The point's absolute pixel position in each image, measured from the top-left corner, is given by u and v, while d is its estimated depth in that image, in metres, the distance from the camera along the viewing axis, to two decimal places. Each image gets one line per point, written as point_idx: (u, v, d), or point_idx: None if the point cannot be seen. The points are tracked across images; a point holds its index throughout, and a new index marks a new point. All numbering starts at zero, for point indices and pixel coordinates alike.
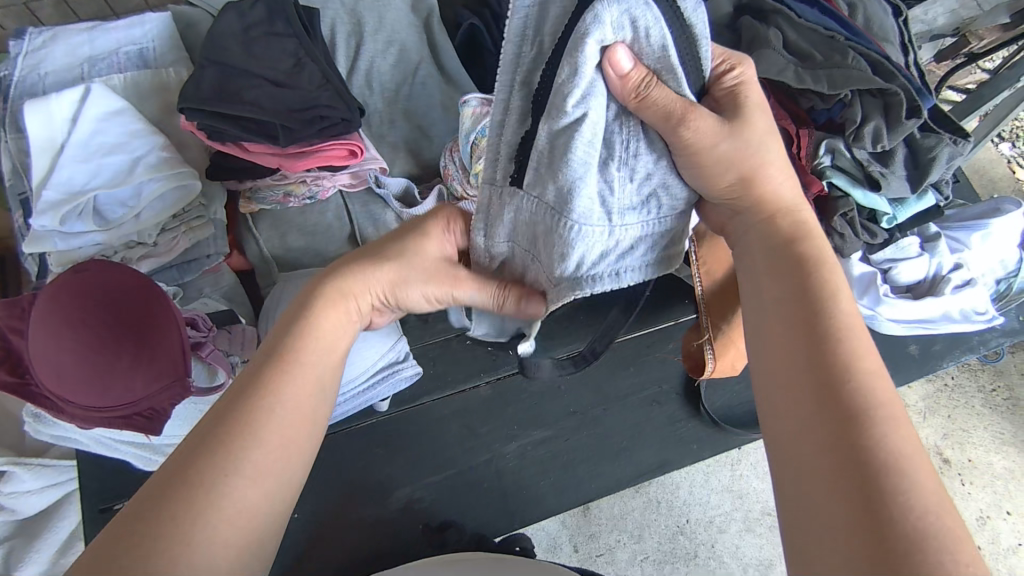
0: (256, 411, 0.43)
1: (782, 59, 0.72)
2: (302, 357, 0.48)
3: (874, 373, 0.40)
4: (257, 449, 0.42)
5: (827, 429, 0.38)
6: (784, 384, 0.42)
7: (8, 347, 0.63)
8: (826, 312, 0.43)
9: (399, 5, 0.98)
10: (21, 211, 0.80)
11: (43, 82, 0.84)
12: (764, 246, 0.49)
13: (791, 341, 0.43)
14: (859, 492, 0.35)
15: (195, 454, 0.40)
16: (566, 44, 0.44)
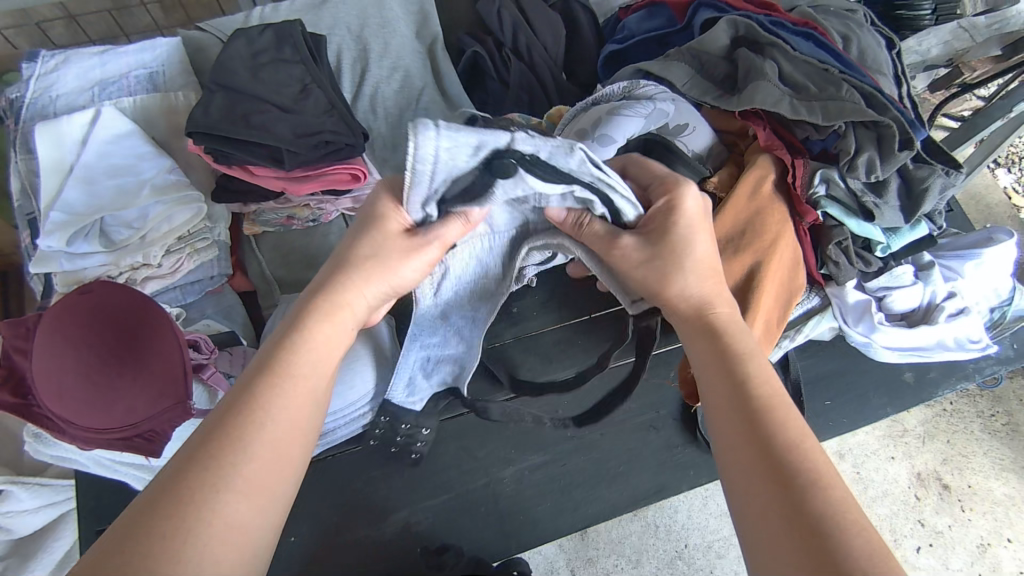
0: (240, 429, 0.44)
1: (777, 91, 0.75)
2: (291, 368, 0.49)
3: (806, 438, 0.45)
4: (246, 465, 0.43)
5: (776, 501, 0.42)
6: (737, 462, 0.45)
7: (11, 367, 0.64)
8: (758, 385, 0.48)
9: (404, 33, 1.00)
10: (28, 230, 0.82)
11: (53, 104, 0.86)
12: (699, 332, 0.54)
13: (734, 414, 0.47)
14: (811, 552, 0.39)
15: (206, 462, 0.42)
16: (474, 194, 0.50)
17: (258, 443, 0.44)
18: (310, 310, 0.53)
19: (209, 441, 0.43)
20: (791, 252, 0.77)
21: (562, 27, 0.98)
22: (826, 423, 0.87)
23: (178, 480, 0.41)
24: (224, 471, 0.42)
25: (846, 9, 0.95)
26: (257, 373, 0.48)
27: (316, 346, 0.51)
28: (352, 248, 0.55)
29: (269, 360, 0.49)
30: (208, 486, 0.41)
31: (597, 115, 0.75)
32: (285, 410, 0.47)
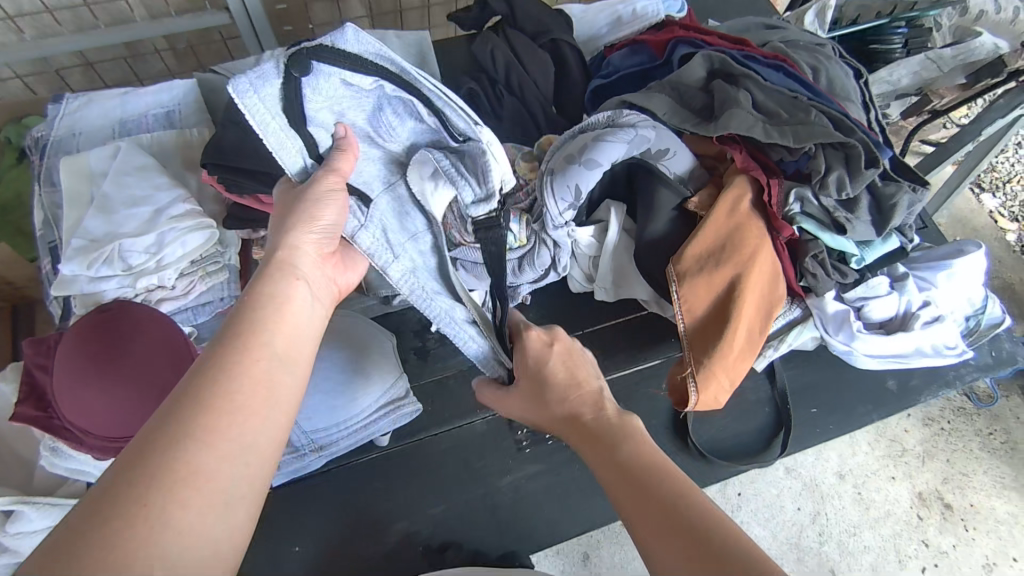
0: (203, 390, 0.46)
1: (751, 117, 0.80)
2: (249, 330, 0.51)
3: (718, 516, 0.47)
4: (210, 418, 0.45)
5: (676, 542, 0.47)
6: (639, 518, 0.50)
7: (34, 383, 0.68)
8: (664, 483, 0.51)
9: None
10: (49, 258, 0.87)
11: (76, 141, 0.92)
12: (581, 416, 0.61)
13: (652, 515, 0.49)
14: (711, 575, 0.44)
15: (178, 418, 0.44)
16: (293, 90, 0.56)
17: (227, 401, 0.46)
18: (270, 283, 0.56)
19: (181, 402, 0.45)
20: (770, 264, 0.82)
21: (551, 66, 1.04)
22: (812, 430, 0.90)
23: (150, 433, 0.43)
24: (193, 425, 0.44)
25: (815, 43, 1.02)
26: (221, 341, 0.50)
27: (274, 313, 0.53)
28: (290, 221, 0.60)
29: (232, 330, 0.51)
30: (182, 442, 0.43)
31: (583, 142, 0.80)
32: (248, 371, 0.48)
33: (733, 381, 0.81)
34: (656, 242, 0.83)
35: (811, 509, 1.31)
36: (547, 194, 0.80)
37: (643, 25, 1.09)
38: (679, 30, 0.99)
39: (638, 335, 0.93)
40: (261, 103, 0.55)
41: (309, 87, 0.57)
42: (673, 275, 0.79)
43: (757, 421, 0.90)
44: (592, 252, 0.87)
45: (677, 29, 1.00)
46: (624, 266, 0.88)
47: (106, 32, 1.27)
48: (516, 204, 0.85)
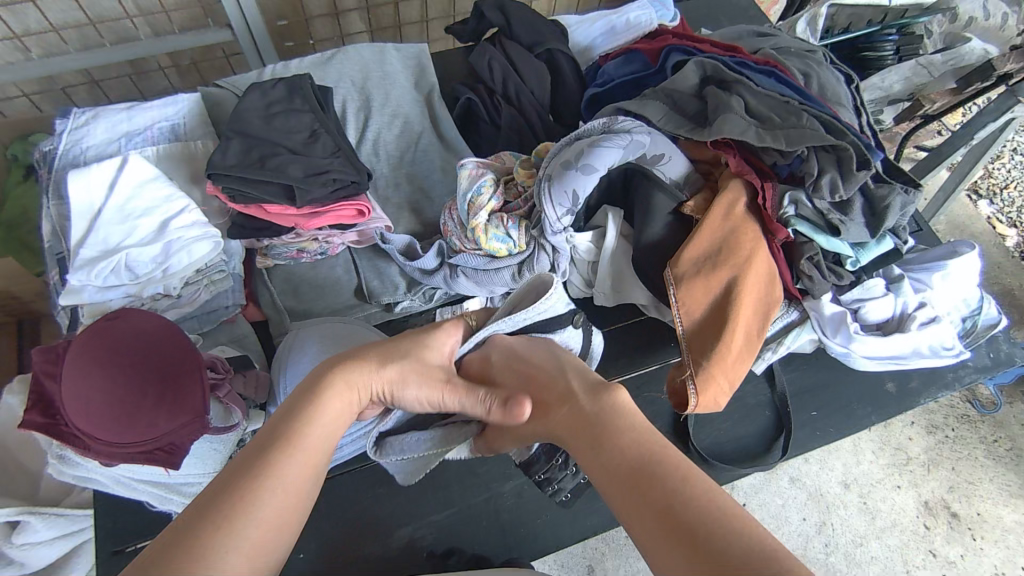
0: (252, 493, 0.47)
1: (744, 122, 0.82)
2: (301, 440, 0.52)
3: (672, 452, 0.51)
4: (251, 528, 0.45)
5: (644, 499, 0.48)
6: (610, 478, 0.51)
7: (40, 390, 0.69)
8: (634, 441, 0.52)
9: (403, 84, 1.09)
10: (57, 269, 0.88)
11: (84, 154, 0.94)
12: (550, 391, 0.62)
13: (628, 497, 0.49)
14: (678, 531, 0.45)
15: (221, 518, 0.45)
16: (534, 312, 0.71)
17: (261, 505, 0.47)
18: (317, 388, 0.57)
19: (214, 502, 0.46)
20: (767, 270, 0.83)
21: (547, 74, 1.06)
22: (813, 432, 0.90)
23: (192, 531, 0.44)
24: (225, 538, 0.44)
25: (805, 50, 1.04)
26: (267, 443, 0.52)
27: (316, 424, 0.54)
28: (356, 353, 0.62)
29: (276, 435, 0.52)
30: (210, 539, 0.43)
31: (579, 148, 0.82)
32: (289, 482, 0.49)
33: (733, 384, 0.81)
34: (652, 246, 0.84)
35: (817, 520, 1.31)
36: (545, 200, 0.81)
37: (637, 35, 1.12)
38: (672, 39, 1.01)
39: (638, 338, 0.94)
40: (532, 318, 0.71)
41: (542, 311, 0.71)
42: (670, 278, 0.80)
43: (757, 423, 0.90)
44: (589, 257, 0.89)
45: (669, 38, 1.03)
46: (622, 270, 0.90)
47: (112, 51, 1.30)
48: (515, 211, 0.88)
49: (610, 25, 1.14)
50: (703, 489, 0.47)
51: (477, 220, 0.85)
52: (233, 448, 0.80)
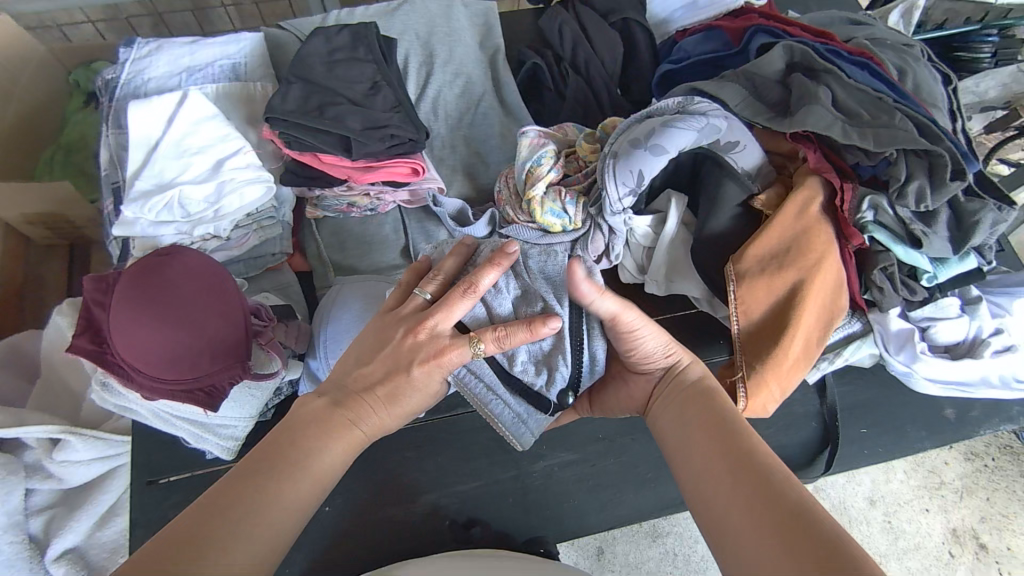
0: (258, 498, 0.47)
1: (830, 115, 0.77)
2: (309, 463, 0.52)
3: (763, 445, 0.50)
4: (252, 531, 0.46)
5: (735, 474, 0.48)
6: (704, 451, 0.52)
7: (88, 318, 0.70)
8: (730, 434, 0.52)
9: (468, 42, 1.05)
10: (111, 198, 0.88)
11: (145, 85, 0.93)
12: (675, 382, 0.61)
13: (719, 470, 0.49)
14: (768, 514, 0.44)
15: (214, 516, 0.45)
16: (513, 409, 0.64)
17: (262, 520, 0.46)
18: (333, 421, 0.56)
19: (221, 505, 0.46)
20: (835, 277, 0.78)
21: (620, 44, 1.01)
22: (860, 450, 0.86)
23: (192, 525, 0.44)
24: (222, 536, 0.44)
25: (903, 43, 0.96)
26: (268, 451, 0.52)
27: (323, 455, 0.53)
28: (350, 414, 0.57)
29: (283, 449, 0.52)
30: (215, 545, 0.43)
31: (650, 127, 0.78)
32: (289, 497, 0.49)
33: (785, 391, 0.77)
34: (715, 238, 0.80)
35: None
36: (608, 178, 0.78)
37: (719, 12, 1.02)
38: (759, 18, 0.95)
39: (685, 332, 0.91)
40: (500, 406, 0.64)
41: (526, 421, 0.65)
42: (731, 274, 0.76)
43: (803, 434, 0.86)
44: (646, 243, 0.85)
45: (754, 17, 0.96)
46: (678, 259, 0.85)
47: None
48: (574, 186, 0.84)
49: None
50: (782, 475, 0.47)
51: (533, 192, 0.82)
52: (269, 396, 0.79)
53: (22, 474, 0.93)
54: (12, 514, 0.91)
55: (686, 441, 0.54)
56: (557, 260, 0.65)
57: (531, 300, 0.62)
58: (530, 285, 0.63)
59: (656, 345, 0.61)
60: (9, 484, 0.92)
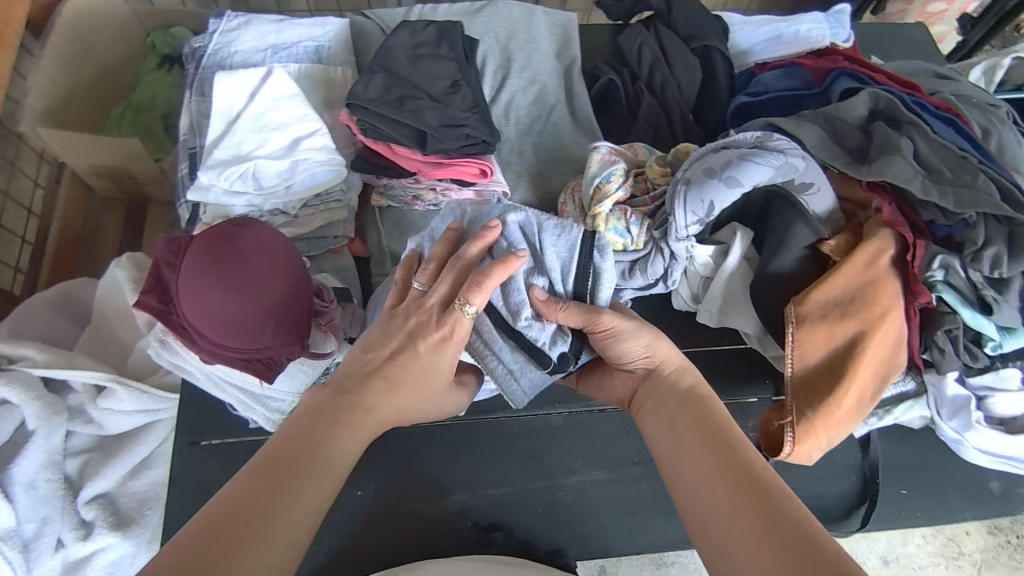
0: (285, 491, 0.50)
1: (911, 168, 0.75)
2: (323, 453, 0.54)
3: (758, 456, 0.57)
4: (283, 525, 0.48)
5: (731, 481, 0.55)
6: (699, 459, 0.58)
7: (158, 276, 0.72)
8: (727, 442, 0.59)
9: (546, 51, 1.06)
10: (187, 162, 0.91)
11: (230, 57, 0.95)
12: (670, 388, 0.66)
13: (718, 478, 0.56)
14: (765, 518, 0.51)
15: (247, 510, 0.47)
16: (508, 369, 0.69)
17: (290, 514, 0.49)
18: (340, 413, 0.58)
19: (249, 500, 0.48)
20: (897, 333, 0.76)
21: (699, 71, 1.00)
22: (898, 510, 0.84)
23: (227, 522, 0.46)
24: (258, 532, 0.47)
25: (989, 103, 0.94)
26: (284, 444, 0.54)
27: (335, 445, 0.56)
28: (363, 406, 0.60)
29: (297, 441, 0.54)
30: (251, 542, 0.46)
31: (726, 158, 0.77)
32: (311, 489, 0.51)
33: (833, 441, 0.76)
34: (777, 277, 0.79)
35: None
36: (677, 204, 0.77)
37: (804, 50, 1.02)
38: (845, 61, 0.94)
39: (730, 366, 0.90)
40: (495, 367, 0.69)
41: (518, 382, 0.69)
42: (793, 315, 0.75)
43: (842, 485, 0.84)
44: (705, 272, 0.85)
45: (839, 60, 0.95)
46: (736, 294, 0.84)
47: None
48: (640, 207, 0.84)
49: (777, 32, 1.05)
50: (775, 488, 0.54)
51: (599, 208, 0.82)
52: (318, 375, 0.79)
53: (65, 416, 0.96)
54: (52, 452, 0.94)
55: (682, 449, 0.61)
56: (571, 236, 0.71)
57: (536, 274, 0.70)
58: (542, 253, 0.70)
59: (635, 347, 0.68)
60: (53, 424, 0.95)
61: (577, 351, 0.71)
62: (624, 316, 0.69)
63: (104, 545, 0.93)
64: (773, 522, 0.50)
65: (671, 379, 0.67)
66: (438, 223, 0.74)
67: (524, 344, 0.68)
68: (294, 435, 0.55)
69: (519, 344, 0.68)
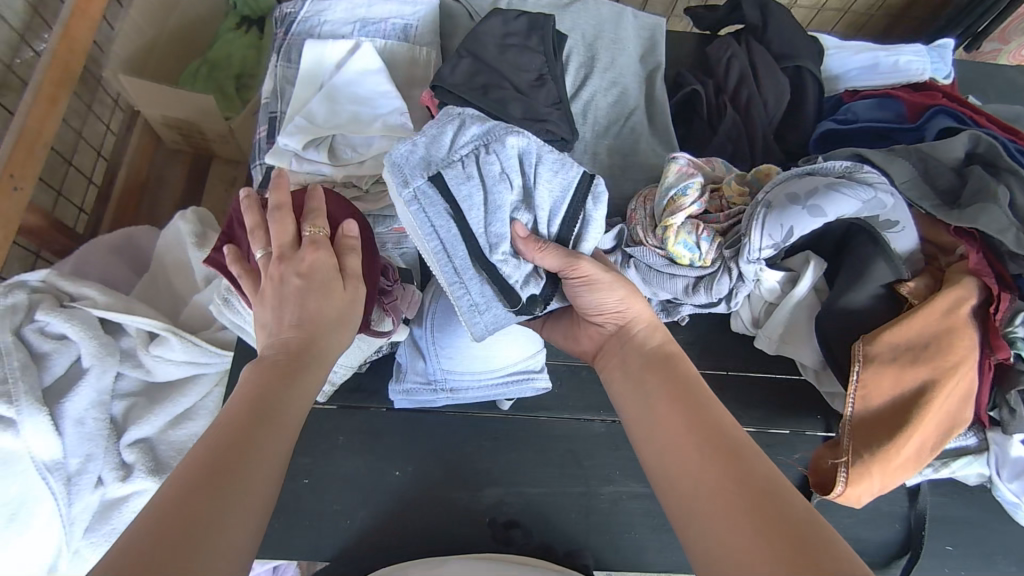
0: (246, 448, 0.49)
1: (1005, 219, 0.72)
2: (281, 408, 0.54)
3: (726, 418, 0.58)
4: (251, 479, 0.48)
5: (700, 444, 0.56)
6: (670, 425, 0.60)
7: (228, 235, 0.73)
8: (697, 405, 0.60)
9: (631, 54, 1.04)
10: (266, 126, 0.92)
11: (320, 27, 0.96)
12: (640, 354, 0.69)
13: (687, 442, 0.57)
14: (732, 479, 0.52)
15: (211, 469, 0.47)
16: (472, 298, 0.69)
17: (253, 468, 0.49)
18: (294, 367, 0.57)
19: (210, 459, 0.48)
20: (965, 387, 0.73)
21: (788, 92, 0.97)
22: (941, 569, 0.81)
23: (190, 483, 0.46)
24: (226, 491, 0.46)
25: None
26: (241, 405, 0.53)
27: (293, 401, 0.55)
28: (317, 355, 0.59)
29: (253, 400, 0.53)
30: (220, 504, 0.45)
31: (812, 184, 0.74)
32: (271, 444, 0.51)
33: (886, 487, 0.73)
34: (849, 313, 0.76)
35: None
36: (754, 226, 0.76)
37: (900, 82, 0.99)
38: (943, 99, 0.91)
39: (783, 398, 0.88)
40: (459, 295, 0.69)
41: (481, 315, 0.70)
42: (859, 354, 0.72)
43: (884, 534, 0.82)
44: (770, 297, 0.83)
45: (939, 96, 0.92)
46: (799, 326, 0.82)
47: None
48: (713, 224, 0.82)
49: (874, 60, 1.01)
50: (743, 451, 0.55)
51: (671, 220, 0.80)
52: (373, 352, 0.79)
53: (117, 358, 0.99)
54: (102, 391, 0.97)
55: (653, 417, 0.62)
56: (568, 176, 0.70)
57: (524, 210, 0.69)
58: (535, 189, 0.69)
59: (609, 298, 0.70)
60: (105, 364, 0.98)
61: (549, 296, 0.73)
62: (603, 266, 0.70)
63: (140, 488, 0.96)
64: (740, 481, 0.52)
65: (642, 346, 0.69)
66: (435, 130, 0.68)
67: (499, 280, 0.69)
68: (241, 398, 0.54)
69: (492, 279, 0.69)
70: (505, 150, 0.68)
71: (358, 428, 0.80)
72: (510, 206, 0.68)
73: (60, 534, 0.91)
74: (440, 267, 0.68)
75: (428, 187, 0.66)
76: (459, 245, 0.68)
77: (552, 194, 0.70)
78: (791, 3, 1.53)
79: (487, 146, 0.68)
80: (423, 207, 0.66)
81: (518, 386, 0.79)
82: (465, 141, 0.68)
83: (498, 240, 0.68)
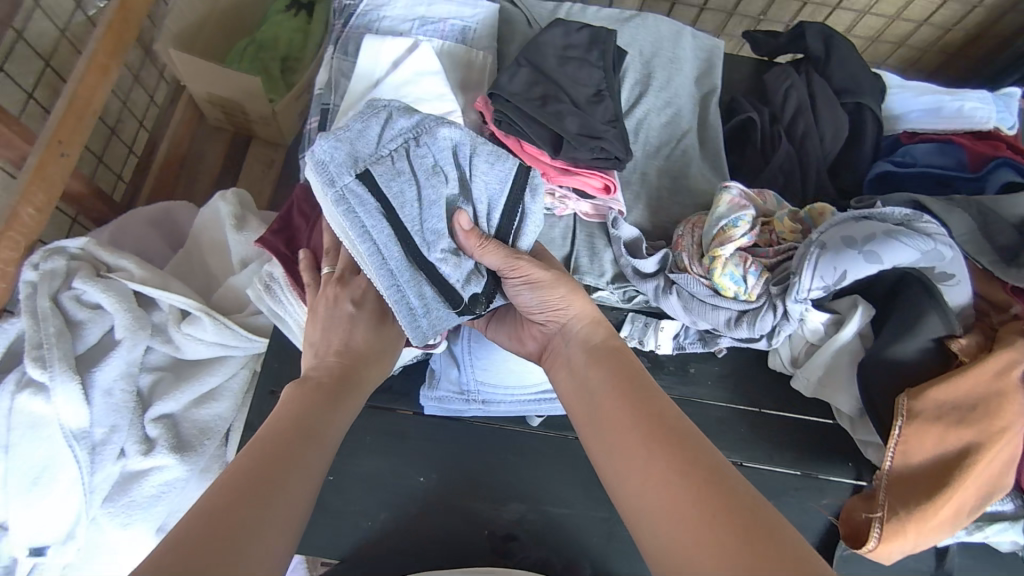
0: (289, 456, 0.51)
1: None
2: (322, 426, 0.56)
3: (674, 411, 0.56)
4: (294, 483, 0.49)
5: (650, 438, 0.53)
6: (617, 422, 0.57)
7: (286, 222, 0.76)
8: (644, 400, 0.57)
9: (687, 75, 1.02)
10: (317, 117, 0.92)
11: (379, 21, 0.96)
12: (586, 347, 0.66)
13: (635, 438, 0.54)
14: (681, 472, 0.49)
15: (258, 471, 0.48)
16: (415, 303, 0.65)
17: (296, 475, 0.50)
18: (333, 392, 0.60)
19: (256, 463, 0.49)
20: (1011, 451, 0.71)
21: (846, 128, 0.96)
22: None
23: (239, 481, 0.47)
24: (274, 492, 0.47)
25: None
26: (284, 421, 0.55)
27: (330, 420, 0.58)
28: (355, 381, 0.63)
29: (295, 418, 0.56)
30: (269, 503, 0.46)
31: (870, 229, 0.73)
32: (312, 455, 0.53)
33: (921, 545, 0.72)
34: (895, 363, 0.75)
35: None
36: (807, 266, 0.74)
37: (962, 128, 0.97)
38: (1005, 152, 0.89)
39: (814, 440, 0.87)
40: (398, 299, 0.64)
41: (425, 322, 0.66)
42: (904, 408, 0.71)
43: None
44: (813, 338, 0.81)
45: (1001, 148, 0.92)
46: (841, 371, 0.80)
47: None
48: (761, 259, 0.81)
49: (938, 103, 0.99)
50: (692, 442, 0.52)
51: (720, 250, 0.78)
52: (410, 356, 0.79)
53: (147, 332, 0.99)
54: (131, 363, 0.97)
55: (601, 417, 0.59)
56: (505, 168, 0.67)
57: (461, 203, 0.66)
58: (470, 181, 0.66)
59: (550, 297, 0.68)
60: (136, 336, 0.98)
61: (490, 295, 0.70)
62: (543, 265, 0.68)
63: (161, 464, 0.95)
64: (691, 472, 0.49)
65: (588, 340, 0.66)
66: (359, 122, 0.62)
67: (440, 280, 0.66)
68: (283, 414, 0.56)
69: (433, 279, 0.65)
70: (438, 141, 0.64)
71: (385, 430, 0.79)
72: (447, 200, 0.65)
73: (79, 502, 0.91)
74: (375, 270, 0.63)
75: (357, 186, 0.60)
76: (394, 244, 0.63)
77: (490, 189, 0.67)
78: (846, 32, 1.50)
79: (416, 137, 0.63)
80: (352, 207, 0.60)
81: (550, 405, 0.79)
82: (393, 135, 0.63)
83: (439, 235, 0.65)
